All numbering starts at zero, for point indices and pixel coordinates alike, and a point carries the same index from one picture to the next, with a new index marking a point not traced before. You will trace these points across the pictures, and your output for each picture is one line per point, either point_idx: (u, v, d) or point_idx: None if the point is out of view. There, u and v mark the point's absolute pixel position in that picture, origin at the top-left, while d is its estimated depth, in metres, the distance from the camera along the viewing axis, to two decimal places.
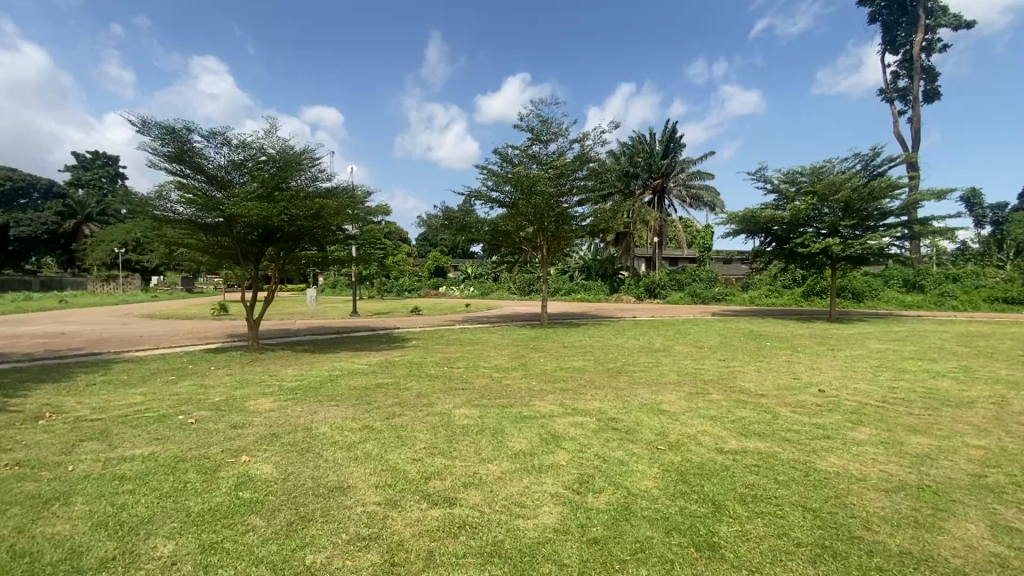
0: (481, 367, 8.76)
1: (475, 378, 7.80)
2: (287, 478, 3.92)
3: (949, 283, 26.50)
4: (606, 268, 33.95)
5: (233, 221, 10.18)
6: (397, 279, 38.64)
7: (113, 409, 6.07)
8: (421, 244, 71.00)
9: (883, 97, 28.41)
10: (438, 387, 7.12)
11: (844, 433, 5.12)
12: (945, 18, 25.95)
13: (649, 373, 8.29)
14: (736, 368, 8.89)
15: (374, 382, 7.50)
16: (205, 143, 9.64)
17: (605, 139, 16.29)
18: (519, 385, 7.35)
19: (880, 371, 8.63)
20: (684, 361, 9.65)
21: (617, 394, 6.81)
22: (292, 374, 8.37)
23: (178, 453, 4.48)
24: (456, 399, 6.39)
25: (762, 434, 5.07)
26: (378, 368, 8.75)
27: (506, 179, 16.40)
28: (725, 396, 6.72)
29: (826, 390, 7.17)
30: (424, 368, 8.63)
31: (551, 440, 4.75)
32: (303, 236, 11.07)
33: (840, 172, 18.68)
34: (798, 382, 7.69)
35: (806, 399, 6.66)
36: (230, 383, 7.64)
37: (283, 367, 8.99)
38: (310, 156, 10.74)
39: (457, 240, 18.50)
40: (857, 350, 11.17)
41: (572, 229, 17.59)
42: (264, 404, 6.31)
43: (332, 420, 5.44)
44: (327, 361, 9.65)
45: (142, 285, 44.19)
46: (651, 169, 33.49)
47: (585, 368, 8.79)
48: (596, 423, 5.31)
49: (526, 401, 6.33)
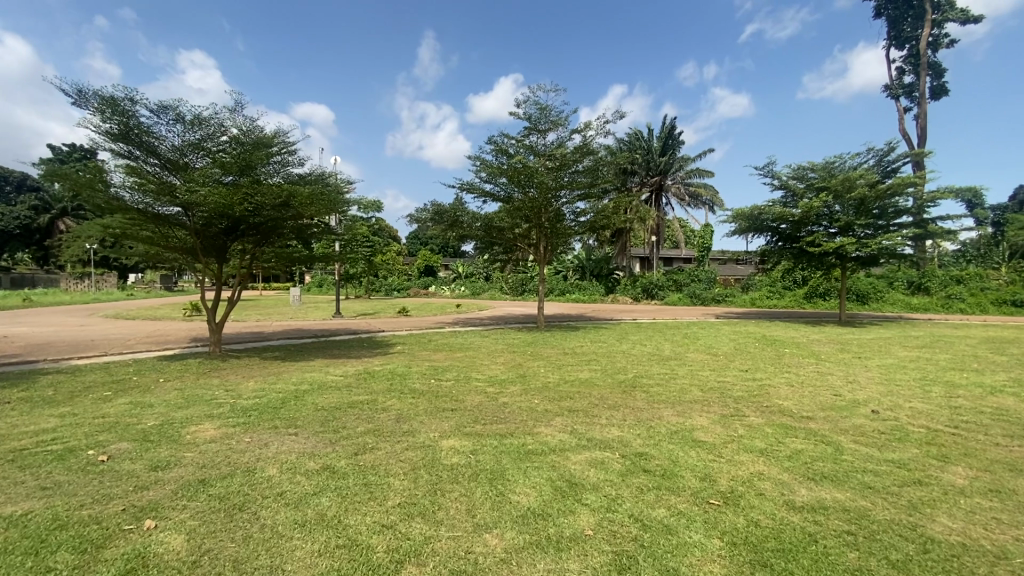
0: (474, 379, 7.59)
1: (466, 394, 6.66)
2: (198, 562, 2.73)
3: (955, 285, 25.73)
4: (602, 268, 32.90)
5: (189, 210, 8.92)
6: (385, 278, 37.37)
7: (11, 439, 4.83)
8: (411, 242, 69.62)
9: (888, 93, 27.67)
10: (423, 407, 5.94)
11: (937, 476, 4.05)
12: (952, 13, 25.17)
13: (668, 389, 7.20)
14: (764, 382, 7.83)
15: (346, 400, 6.30)
16: (156, 118, 8.40)
17: (608, 129, 15.23)
18: (520, 404, 6.19)
19: (928, 386, 7.57)
20: (703, 372, 8.54)
21: (638, 417, 5.67)
22: (252, 388, 7.13)
23: (58, 516, 3.25)
24: (443, 424, 5.23)
25: (834, 478, 3.97)
26: (354, 381, 7.53)
27: (501, 170, 15.24)
28: (766, 421, 5.60)
29: (880, 412, 6.09)
30: (408, 381, 7.48)
31: (569, 490, 3.62)
32: (276, 230, 9.86)
33: (851, 168, 17.79)
34: (843, 401, 6.59)
35: (863, 423, 5.57)
36: (175, 401, 6.39)
37: (244, 379, 7.75)
38: (280, 140, 9.55)
39: (448, 237, 17.28)
40: (887, 359, 10.15)
41: (571, 226, 16.46)
42: (206, 432, 5.09)
43: (285, 457, 4.26)
44: (297, 371, 8.42)
45: (119, 282, 42.52)
46: (649, 167, 32.66)
47: (593, 381, 7.64)
48: (621, 463, 4.19)
49: (530, 427, 5.17)
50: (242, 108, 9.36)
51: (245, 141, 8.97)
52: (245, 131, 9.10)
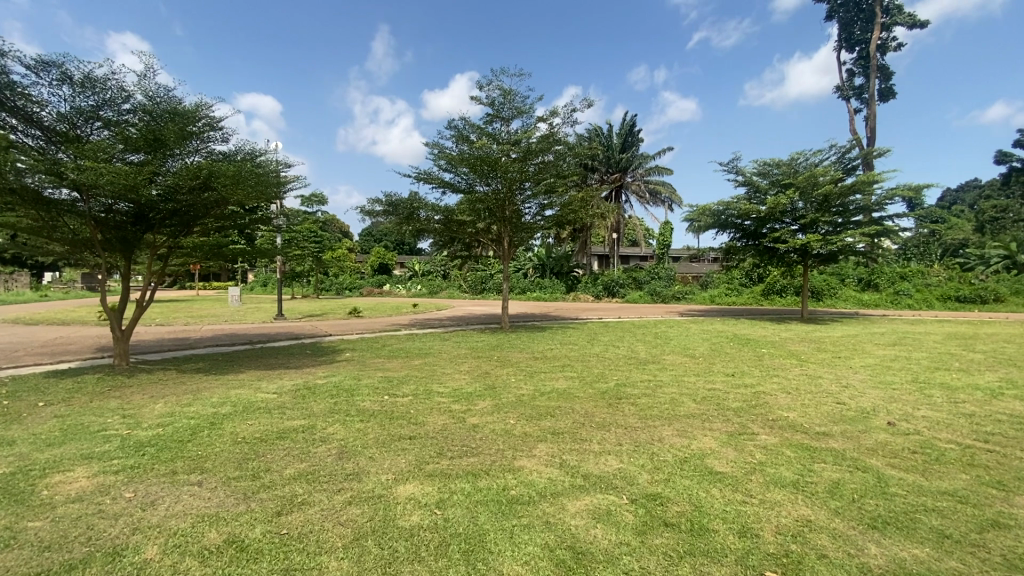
0: (435, 394, 6.47)
1: (427, 414, 5.55)
2: None
3: (902, 281, 26.57)
4: (562, 265, 32.09)
5: (85, 194, 7.37)
6: (335, 277, 35.41)
7: None
8: (364, 238, 66.96)
9: (839, 94, 28.35)
10: (374, 436, 4.81)
11: (1015, 514, 3.32)
12: (900, 17, 25.82)
13: (657, 400, 6.35)
14: (757, 389, 7.07)
15: (275, 428, 5.10)
16: (35, 78, 6.88)
17: (575, 118, 14.35)
18: (492, 426, 5.13)
19: (927, 389, 7.08)
20: (688, 379, 7.74)
21: (635, 440, 4.75)
22: (158, 414, 5.75)
23: None
24: (400, 461, 4.15)
25: (898, 525, 3.15)
26: (289, 401, 6.27)
27: (462, 159, 14.14)
28: (781, 441, 4.78)
29: (897, 424, 5.41)
30: (355, 399, 6.27)
31: (577, 567, 2.65)
32: (195, 221, 8.40)
33: (814, 164, 17.74)
34: (851, 411, 5.90)
35: (887, 440, 4.85)
36: (48, 435, 4.97)
37: (150, 402, 6.34)
38: (203, 113, 8.12)
39: (402, 231, 15.95)
40: (867, 358, 9.75)
41: (535, 220, 15.48)
42: (73, 483, 3.79)
43: (174, 527, 3.08)
44: (219, 388, 7.05)
45: (33, 281, 38.50)
46: (608, 163, 32.33)
47: (571, 393, 6.68)
48: (634, 514, 3.25)
49: (508, 461, 4.14)
50: (152, 73, 7.90)
51: (155, 112, 7.54)
52: (156, 100, 7.66)
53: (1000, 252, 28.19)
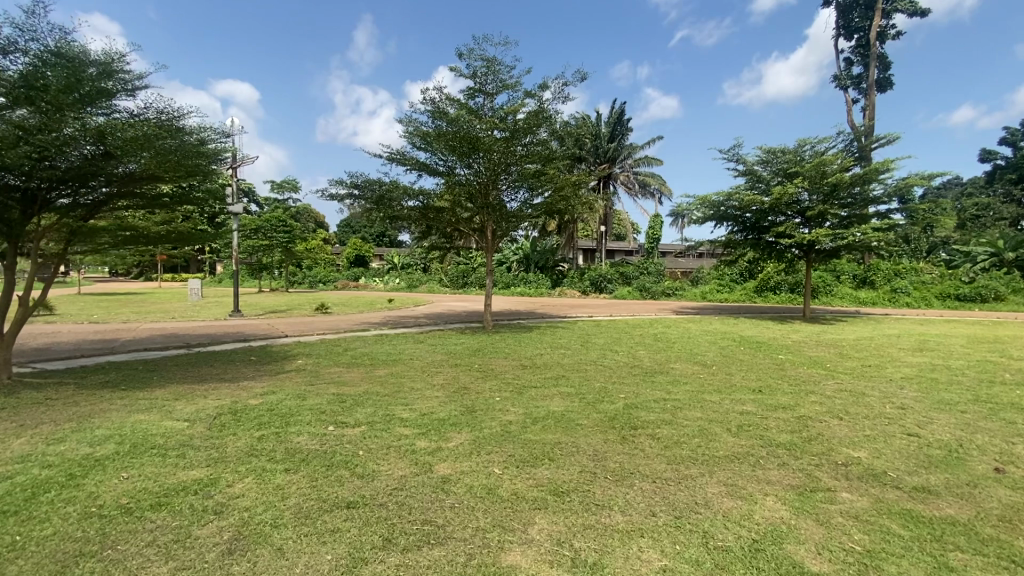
0: (395, 425, 4.95)
1: (379, 459, 4.05)
2: None
3: (898, 278, 25.78)
4: (547, 259, 30.68)
5: None
6: (309, 270, 33.50)
7: None
8: (341, 230, 64.61)
9: (837, 83, 27.27)
10: (297, 503, 3.29)
11: None
12: (901, 3, 24.75)
13: (682, 431, 4.93)
14: (800, 414, 5.69)
15: (158, 486, 3.55)
16: None
17: (567, 94, 12.88)
18: (470, 482, 3.64)
19: (1002, 413, 5.80)
20: (710, 398, 6.34)
21: (673, 507, 3.32)
22: (7, 459, 4.12)
23: None
24: (322, 561, 2.64)
25: None
26: (200, 435, 4.68)
27: (441, 137, 12.55)
28: (878, 506, 3.40)
29: (1008, 471, 4.07)
30: (289, 432, 4.71)
31: None
32: (99, 199, 6.77)
33: (822, 152, 16.55)
34: (936, 449, 4.57)
35: (1018, 501, 3.50)
36: None
37: (12, 436, 4.70)
38: (109, 61, 6.45)
39: (375, 219, 14.25)
40: (902, 368, 8.50)
41: (523, 209, 13.92)
42: None
43: None
44: (119, 412, 5.43)
45: None
46: (597, 153, 30.92)
47: (572, 419, 5.26)
48: None
49: (492, 559, 2.68)
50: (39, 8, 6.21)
51: (39, 56, 5.91)
52: (41, 40, 6.01)
53: (988, 249, 27.47)
